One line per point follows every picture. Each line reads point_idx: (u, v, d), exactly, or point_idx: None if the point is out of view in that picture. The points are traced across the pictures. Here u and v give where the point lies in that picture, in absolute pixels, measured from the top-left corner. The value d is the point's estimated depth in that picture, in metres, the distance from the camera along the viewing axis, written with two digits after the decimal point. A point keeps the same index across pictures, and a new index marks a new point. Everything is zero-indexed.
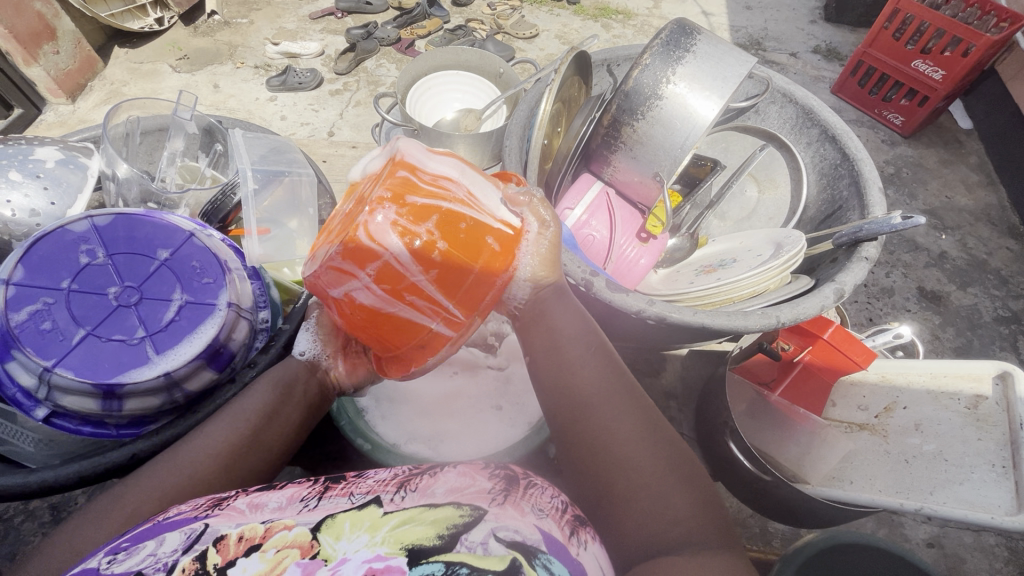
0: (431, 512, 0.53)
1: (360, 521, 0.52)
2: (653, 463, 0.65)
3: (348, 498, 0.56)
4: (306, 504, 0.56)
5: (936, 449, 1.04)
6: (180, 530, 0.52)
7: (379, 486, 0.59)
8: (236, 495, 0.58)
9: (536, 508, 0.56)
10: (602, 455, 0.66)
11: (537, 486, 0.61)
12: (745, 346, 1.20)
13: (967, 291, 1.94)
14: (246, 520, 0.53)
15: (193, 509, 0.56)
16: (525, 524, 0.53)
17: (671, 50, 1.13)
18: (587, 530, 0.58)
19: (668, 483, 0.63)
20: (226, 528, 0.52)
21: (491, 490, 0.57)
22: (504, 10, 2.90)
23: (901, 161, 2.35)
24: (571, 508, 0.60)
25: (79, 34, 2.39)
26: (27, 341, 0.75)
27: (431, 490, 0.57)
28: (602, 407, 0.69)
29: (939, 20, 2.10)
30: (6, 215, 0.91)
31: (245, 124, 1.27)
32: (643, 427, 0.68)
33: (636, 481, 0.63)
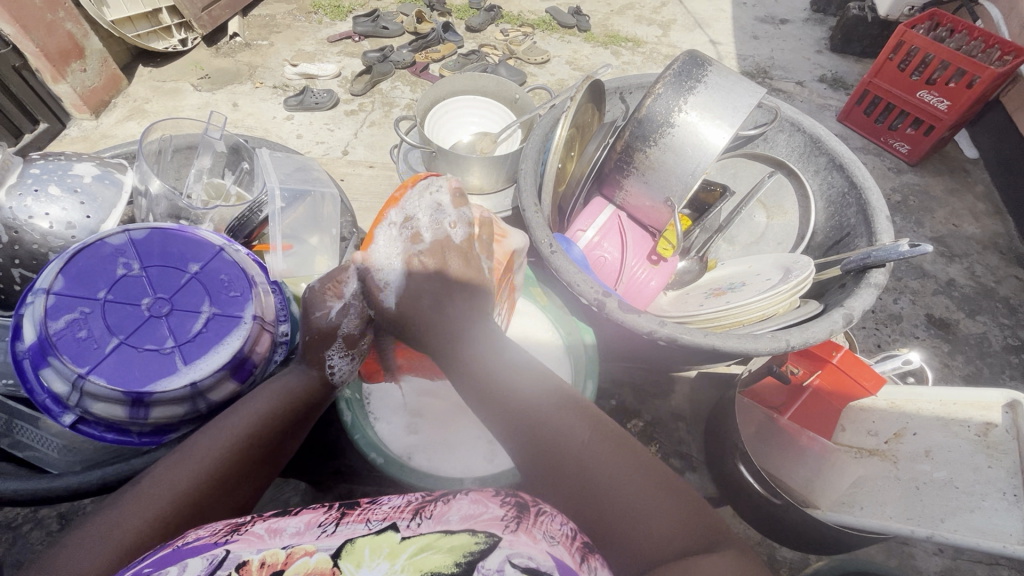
0: (448, 539, 0.53)
1: (380, 548, 0.52)
2: (635, 474, 0.65)
3: (365, 525, 0.56)
4: (324, 529, 0.55)
5: (946, 477, 1.04)
6: (202, 555, 0.51)
7: (395, 512, 0.58)
8: (253, 520, 0.58)
9: (548, 535, 0.56)
10: (576, 479, 0.65)
11: (547, 513, 0.60)
12: (754, 370, 1.21)
13: (976, 319, 1.94)
14: (267, 546, 0.53)
15: (212, 535, 0.55)
16: (537, 550, 0.53)
17: (683, 80, 1.17)
18: (595, 558, 0.58)
19: (651, 494, 0.63)
20: (248, 554, 0.51)
21: (503, 517, 0.57)
22: (516, 36, 3.00)
23: (909, 189, 2.38)
24: (579, 536, 0.60)
25: (106, 54, 2.49)
26: (63, 348, 0.78)
27: (445, 518, 0.57)
28: (571, 427, 0.69)
29: (943, 53, 2.16)
30: (44, 227, 0.96)
31: (271, 143, 1.32)
32: (615, 445, 0.68)
33: (616, 500, 0.63)
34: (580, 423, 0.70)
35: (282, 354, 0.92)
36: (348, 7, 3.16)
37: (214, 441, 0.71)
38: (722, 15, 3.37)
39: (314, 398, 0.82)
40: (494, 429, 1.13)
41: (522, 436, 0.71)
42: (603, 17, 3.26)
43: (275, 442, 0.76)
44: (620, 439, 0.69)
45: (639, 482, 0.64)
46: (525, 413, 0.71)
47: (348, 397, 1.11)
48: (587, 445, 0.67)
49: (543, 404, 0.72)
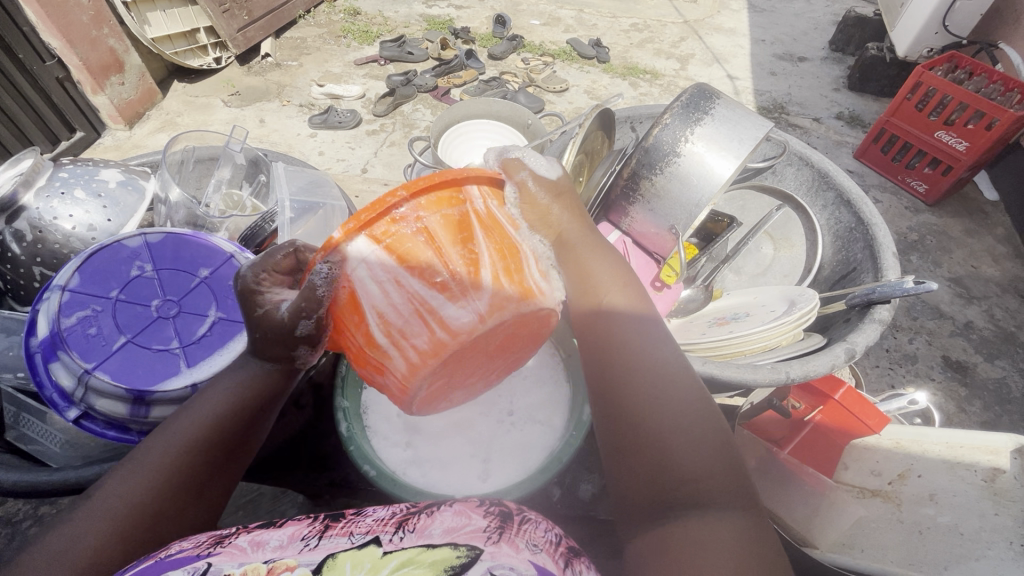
0: (429, 553, 0.52)
1: (360, 563, 0.51)
2: (685, 419, 0.62)
3: (347, 539, 0.55)
4: (307, 542, 0.55)
5: (951, 522, 1.02)
6: (182, 569, 0.51)
7: (378, 526, 0.57)
8: (237, 532, 0.58)
9: (530, 544, 0.55)
10: (620, 395, 0.66)
11: (531, 521, 0.60)
12: (756, 402, 1.20)
13: (994, 363, 1.90)
14: (247, 561, 0.52)
15: (194, 549, 0.55)
16: (520, 561, 0.52)
17: (690, 111, 1.20)
18: (580, 562, 0.58)
19: (693, 441, 0.60)
20: (228, 568, 0.51)
21: (486, 528, 0.56)
22: (537, 65, 3.09)
23: (926, 228, 2.36)
24: (563, 541, 0.60)
25: (144, 69, 2.62)
26: (73, 344, 0.81)
27: (428, 531, 0.55)
28: (648, 357, 0.69)
29: (960, 94, 2.16)
30: (67, 228, 1.00)
31: (288, 157, 1.37)
32: (673, 391, 0.64)
33: (650, 437, 0.61)
34: (658, 354, 0.70)
35: None
36: (377, 32, 3.29)
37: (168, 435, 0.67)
38: (740, 51, 3.44)
39: (268, 386, 0.74)
40: (492, 448, 1.13)
41: (599, 364, 0.71)
42: (622, 50, 3.35)
43: (232, 425, 0.71)
44: (699, 402, 0.64)
45: (686, 427, 0.61)
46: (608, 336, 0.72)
47: (345, 407, 1.13)
48: (649, 373, 0.66)
49: (635, 330, 0.73)
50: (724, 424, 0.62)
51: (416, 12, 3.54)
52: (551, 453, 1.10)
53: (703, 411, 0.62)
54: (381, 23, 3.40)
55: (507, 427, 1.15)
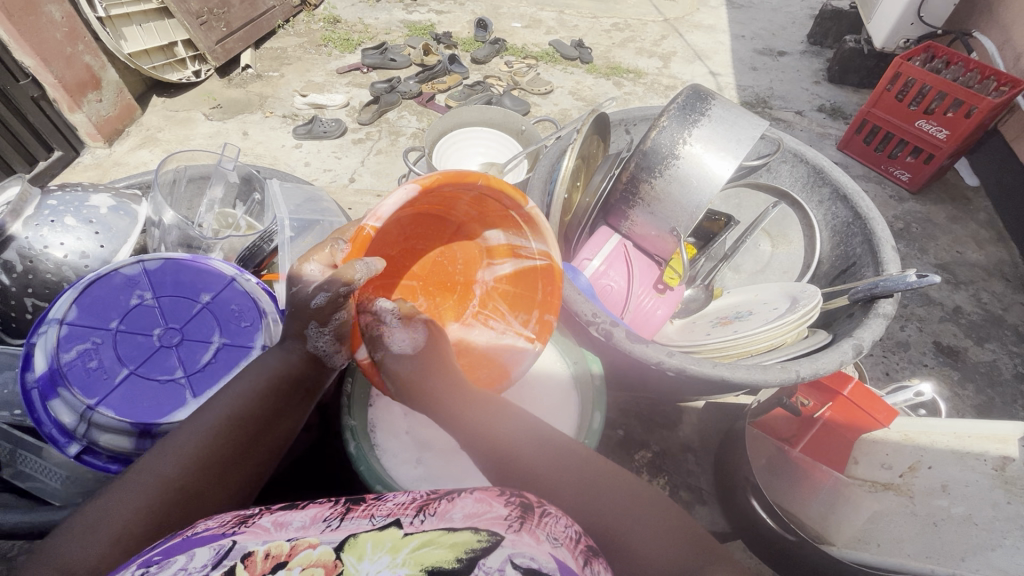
0: (450, 535, 0.50)
1: (382, 542, 0.49)
2: (624, 488, 0.67)
3: (369, 521, 0.53)
4: (329, 524, 0.52)
5: (964, 513, 1.04)
6: (209, 545, 0.49)
7: (399, 509, 0.55)
8: (261, 512, 0.55)
9: (551, 537, 0.52)
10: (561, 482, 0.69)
11: (552, 514, 0.57)
12: (764, 401, 1.16)
13: (984, 347, 1.92)
14: (272, 538, 0.50)
15: (220, 526, 0.53)
16: (540, 551, 0.49)
17: (687, 113, 1.20)
18: (598, 562, 0.55)
19: (644, 516, 0.63)
20: (254, 545, 0.49)
21: (508, 516, 0.53)
22: (521, 68, 3.08)
23: (911, 216, 2.39)
24: (583, 539, 0.57)
25: (122, 85, 2.57)
26: (73, 378, 0.78)
27: (449, 515, 0.53)
28: (555, 459, 0.72)
29: (939, 84, 2.19)
30: (58, 256, 0.97)
31: (281, 174, 1.34)
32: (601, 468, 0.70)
33: (607, 507, 0.65)
34: (559, 451, 0.73)
35: None
36: (357, 40, 3.26)
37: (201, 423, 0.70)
38: (721, 47, 3.46)
39: (293, 377, 0.79)
40: None
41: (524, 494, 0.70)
42: (605, 50, 3.36)
43: (261, 420, 0.74)
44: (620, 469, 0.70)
45: (629, 512, 0.63)
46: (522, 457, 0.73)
47: (354, 427, 1.11)
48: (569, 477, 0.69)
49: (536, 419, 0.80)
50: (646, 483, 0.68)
51: (396, 18, 3.52)
52: None
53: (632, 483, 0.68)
54: (361, 31, 3.37)
55: None
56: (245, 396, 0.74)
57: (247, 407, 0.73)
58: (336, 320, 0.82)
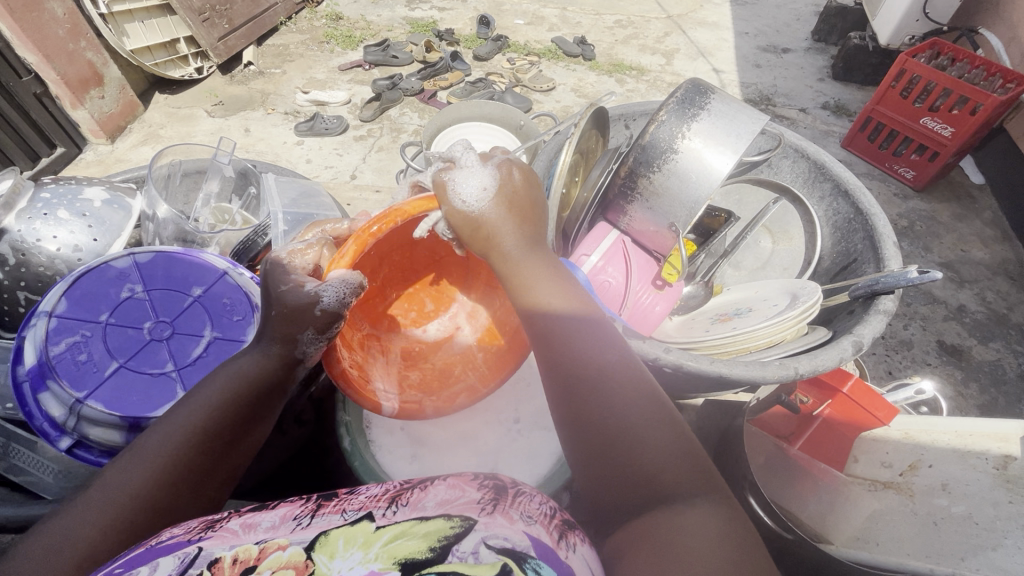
0: (422, 525, 0.49)
1: (354, 538, 0.47)
2: (641, 406, 0.62)
3: (340, 515, 0.52)
4: (299, 522, 0.51)
5: (965, 511, 1.02)
6: (174, 554, 0.48)
7: (371, 501, 0.54)
8: (229, 515, 0.54)
9: (524, 515, 0.52)
10: (581, 393, 0.65)
11: (526, 493, 0.57)
12: (763, 398, 1.16)
13: (988, 346, 1.90)
14: (240, 542, 0.49)
15: (187, 533, 0.52)
16: (514, 531, 0.49)
17: (686, 107, 1.18)
18: (574, 534, 0.54)
19: (654, 438, 0.59)
20: (220, 550, 0.48)
21: (480, 500, 0.53)
22: (523, 65, 3.07)
23: (915, 214, 2.36)
24: (558, 513, 0.56)
25: (124, 81, 2.56)
26: (63, 371, 0.78)
27: (422, 504, 0.53)
28: (588, 351, 0.68)
29: (944, 80, 2.17)
30: (51, 249, 0.97)
31: (277, 168, 1.34)
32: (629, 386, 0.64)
33: (621, 425, 0.61)
34: (609, 348, 0.69)
35: None
36: (360, 37, 3.25)
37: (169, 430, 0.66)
38: (725, 44, 3.44)
39: (270, 378, 0.74)
40: (499, 458, 1.11)
41: (555, 381, 0.68)
42: (608, 47, 3.34)
43: (237, 428, 0.70)
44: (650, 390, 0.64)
45: (652, 427, 0.60)
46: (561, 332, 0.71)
47: (348, 422, 1.11)
48: (594, 372, 0.66)
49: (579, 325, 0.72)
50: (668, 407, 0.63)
51: (399, 15, 3.51)
52: (558, 460, 1.09)
53: (651, 406, 0.62)
54: (364, 28, 3.36)
55: (513, 437, 1.14)
56: (218, 403, 0.70)
57: (217, 414, 0.69)
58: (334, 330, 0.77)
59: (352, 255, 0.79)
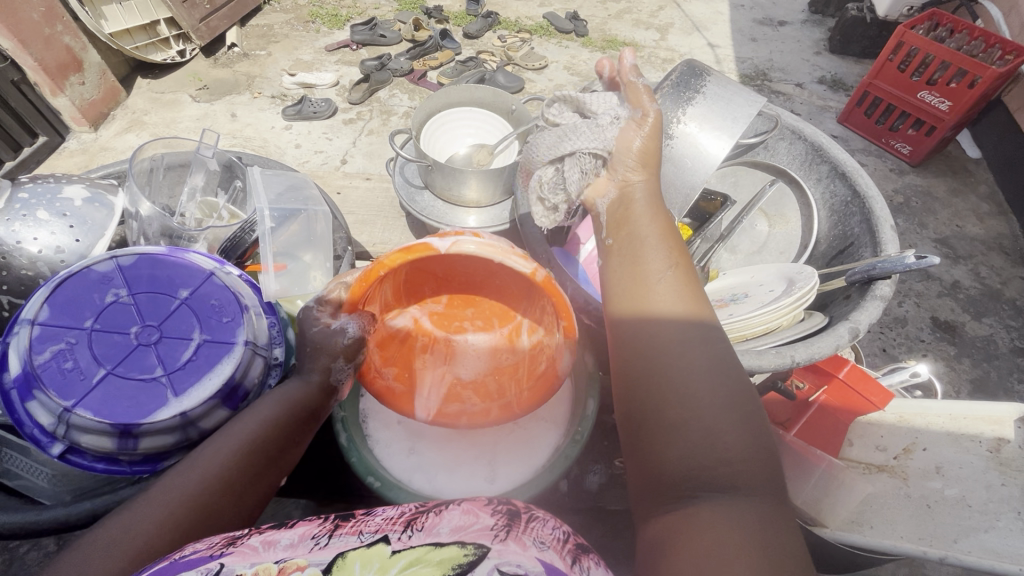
0: (437, 552, 0.49)
1: (370, 562, 0.48)
2: (713, 383, 0.60)
3: (357, 538, 0.52)
4: (317, 542, 0.51)
5: (958, 494, 1.02)
6: (196, 569, 0.49)
7: (387, 524, 0.54)
8: (250, 532, 0.54)
9: (538, 541, 0.51)
10: (650, 354, 0.65)
11: (539, 519, 0.56)
12: (759, 383, 1.22)
13: (981, 321, 1.91)
14: (260, 560, 0.49)
15: (208, 548, 0.52)
16: (527, 557, 0.48)
17: (681, 90, 1.15)
18: (589, 558, 0.53)
19: (726, 418, 0.58)
20: (241, 569, 0.48)
21: (494, 526, 0.52)
22: (514, 42, 2.99)
23: (911, 190, 2.35)
24: (573, 538, 0.55)
25: (105, 66, 2.48)
26: (49, 380, 0.76)
27: (437, 529, 0.52)
28: (667, 325, 0.67)
29: (943, 53, 2.12)
30: (33, 251, 0.95)
31: (264, 160, 1.30)
32: (710, 363, 0.63)
33: (687, 394, 0.60)
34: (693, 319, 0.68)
35: (277, 377, 0.90)
36: (346, 15, 3.16)
37: (221, 443, 0.74)
38: (720, 17, 3.36)
39: (310, 402, 0.86)
40: (497, 449, 1.11)
41: (629, 353, 0.68)
42: (601, 22, 3.26)
43: (279, 445, 0.78)
44: (729, 370, 0.62)
45: (722, 410, 0.58)
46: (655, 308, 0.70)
47: (344, 417, 1.08)
48: (681, 349, 0.64)
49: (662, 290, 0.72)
50: (744, 391, 0.60)
51: None
52: (556, 450, 1.09)
53: (726, 389, 0.60)
54: (350, 6, 3.25)
55: (511, 430, 1.14)
56: (266, 420, 0.79)
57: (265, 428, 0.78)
58: (358, 355, 0.94)
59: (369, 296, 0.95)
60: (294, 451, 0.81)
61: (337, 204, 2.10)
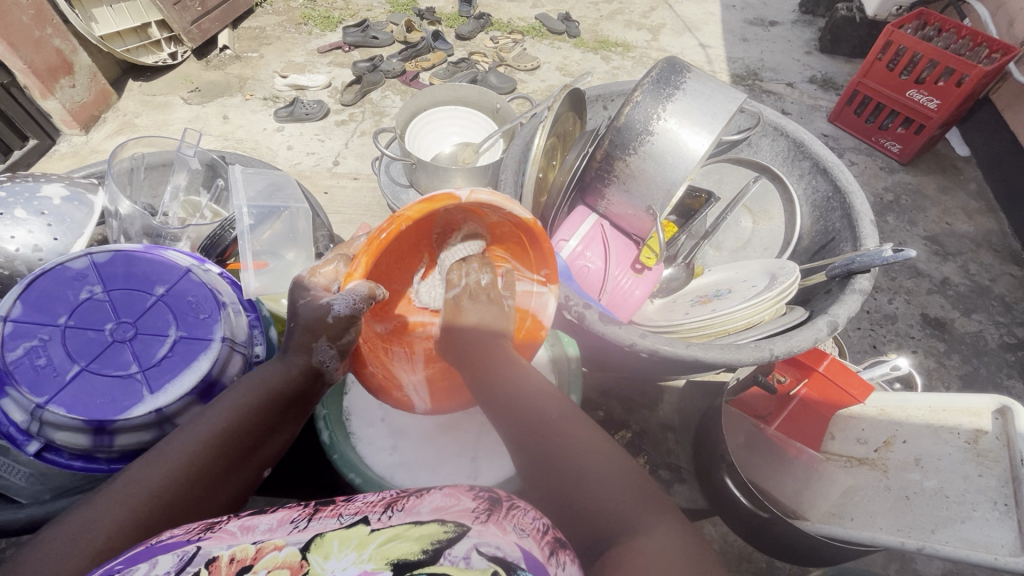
0: (417, 529, 0.49)
1: (349, 539, 0.49)
2: (579, 444, 0.69)
3: (337, 519, 0.52)
4: (296, 525, 0.52)
5: (936, 486, 1.02)
6: (173, 552, 0.49)
7: (368, 506, 0.55)
8: (229, 517, 0.55)
9: (518, 527, 0.51)
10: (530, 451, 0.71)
11: (521, 507, 0.55)
12: (742, 377, 1.20)
13: (970, 317, 1.92)
14: (238, 542, 0.50)
15: (186, 533, 0.53)
16: (506, 540, 0.49)
17: (661, 87, 1.16)
18: (566, 553, 0.53)
19: (595, 471, 0.65)
20: (218, 550, 0.49)
21: (475, 509, 0.52)
22: (506, 43, 3.00)
23: (900, 188, 2.36)
24: (552, 530, 0.55)
25: (95, 69, 2.48)
26: (22, 377, 0.76)
27: (417, 509, 0.53)
28: (539, 413, 0.75)
29: (930, 52, 2.14)
30: (10, 250, 0.94)
31: (247, 159, 1.30)
32: (574, 429, 0.71)
33: (566, 469, 0.66)
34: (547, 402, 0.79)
35: None
36: (338, 17, 3.16)
37: (192, 434, 0.72)
38: (712, 18, 3.37)
39: (292, 388, 0.82)
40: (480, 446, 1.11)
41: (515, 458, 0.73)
42: (593, 23, 3.27)
43: (253, 435, 0.76)
44: (585, 430, 0.71)
45: (596, 463, 0.65)
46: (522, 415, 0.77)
47: (326, 416, 1.08)
48: (547, 432, 0.72)
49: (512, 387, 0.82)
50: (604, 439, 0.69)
51: None
52: None
53: (591, 445, 0.69)
54: (343, 8, 3.26)
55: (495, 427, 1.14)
56: (239, 408, 0.76)
57: (238, 419, 0.76)
58: (346, 337, 0.84)
59: (366, 265, 0.83)
60: (269, 443, 0.79)
61: (328, 205, 2.09)
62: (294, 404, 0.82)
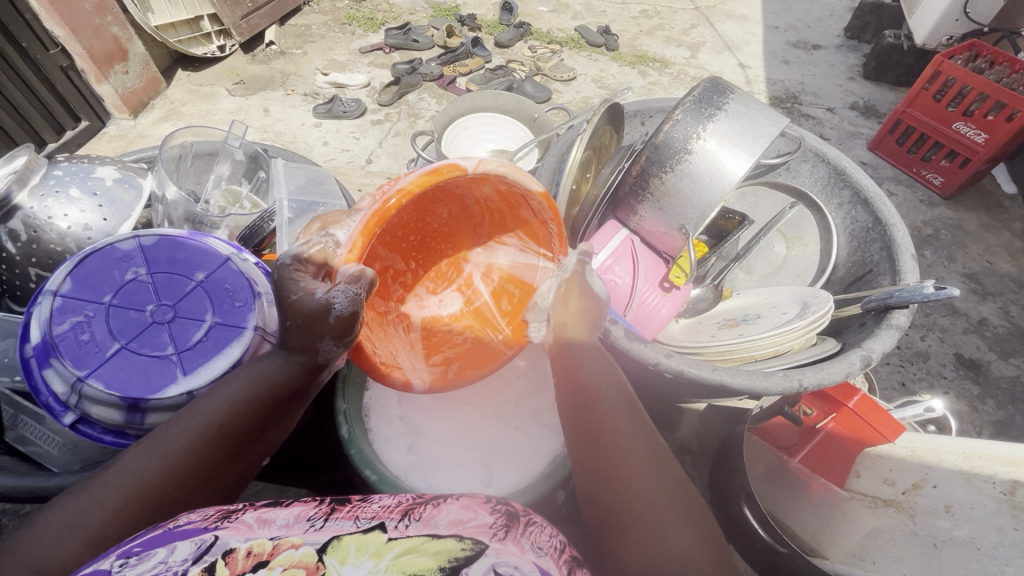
0: (434, 542, 0.49)
1: (365, 546, 0.48)
2: (655, 477, 0.66)
3: (353, 522, 0.52)
4: (313, 524, 0.52)
5: (967, 535, 1.04)
6: (191, 539, 0.49)
7: (384, 512, 0.55)
8: (245, 507, 0.55)
9: (536, 546, 0.52)
10: (603, 454, 0.70)
11: (537, 524, 0.56)
12: (765, 407, 1.15)
13: (1008, 361, 1.85)
14: (254, 536, 0.50)
15: (203, 520, 0.53)
16: (524, 560, 0.49)
17: (703, 106, 1.15)
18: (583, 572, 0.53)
19: (670, 514, 0.62)
20: (236, 542, 0.49)
21: (492, 525, 0.53)
22: (545, 53, 3.02)
23: (941, 222, 2.29)
24: (568, 548, 0.56)
25: (148, 57, 2.58)
26: (66, 350, 0.79)
27: (433, 521, 0.53)
28: (623, 424, 0.73)
29: (980, 85, 2.07)
30: (62, 227, 0.99)
31: (288, 153, 1.34)
32: (653, 460, 0.69)
33: (634, 499, 0.64)
34: (630, 416, 0.75)
35: None
36: (381, 19, 3.23)
37: (190, 424, 0.70)
38: (753, 38, 3.34)
39: (293, 383, 0.78)
40: (495, 454, 1.11)
41: (583, 451, 0.72)
42: (632, 37, 3.27)
43: (253, 429, 0.73)
44: (667, 464, 0.69)
45: (668, 505, 0.63)
46: (602, 432, 0.73)
47: (346, 410, 1.09)
48: (626, 446, 0.70)
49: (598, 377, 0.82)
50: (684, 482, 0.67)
51: None
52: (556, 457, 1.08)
53: (670, 484, 0.66)
54: (386, 11, 3.32)
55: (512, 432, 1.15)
56: (238, 403, 0.73)
57: (235, 415, 0.72)
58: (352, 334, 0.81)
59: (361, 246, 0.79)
60: (270, 433, 0.77)
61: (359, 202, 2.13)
62: (296, 398, 0.79)
